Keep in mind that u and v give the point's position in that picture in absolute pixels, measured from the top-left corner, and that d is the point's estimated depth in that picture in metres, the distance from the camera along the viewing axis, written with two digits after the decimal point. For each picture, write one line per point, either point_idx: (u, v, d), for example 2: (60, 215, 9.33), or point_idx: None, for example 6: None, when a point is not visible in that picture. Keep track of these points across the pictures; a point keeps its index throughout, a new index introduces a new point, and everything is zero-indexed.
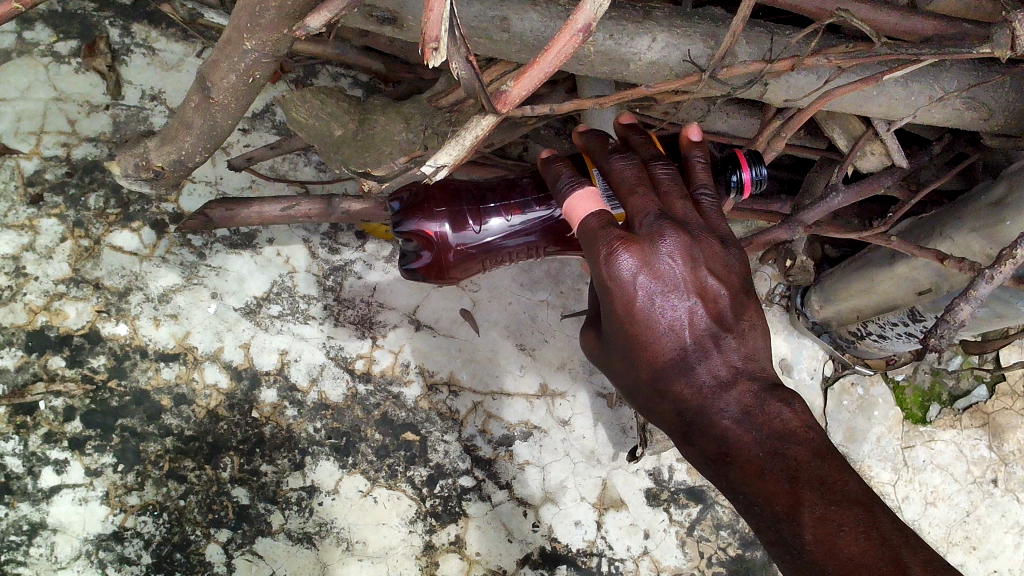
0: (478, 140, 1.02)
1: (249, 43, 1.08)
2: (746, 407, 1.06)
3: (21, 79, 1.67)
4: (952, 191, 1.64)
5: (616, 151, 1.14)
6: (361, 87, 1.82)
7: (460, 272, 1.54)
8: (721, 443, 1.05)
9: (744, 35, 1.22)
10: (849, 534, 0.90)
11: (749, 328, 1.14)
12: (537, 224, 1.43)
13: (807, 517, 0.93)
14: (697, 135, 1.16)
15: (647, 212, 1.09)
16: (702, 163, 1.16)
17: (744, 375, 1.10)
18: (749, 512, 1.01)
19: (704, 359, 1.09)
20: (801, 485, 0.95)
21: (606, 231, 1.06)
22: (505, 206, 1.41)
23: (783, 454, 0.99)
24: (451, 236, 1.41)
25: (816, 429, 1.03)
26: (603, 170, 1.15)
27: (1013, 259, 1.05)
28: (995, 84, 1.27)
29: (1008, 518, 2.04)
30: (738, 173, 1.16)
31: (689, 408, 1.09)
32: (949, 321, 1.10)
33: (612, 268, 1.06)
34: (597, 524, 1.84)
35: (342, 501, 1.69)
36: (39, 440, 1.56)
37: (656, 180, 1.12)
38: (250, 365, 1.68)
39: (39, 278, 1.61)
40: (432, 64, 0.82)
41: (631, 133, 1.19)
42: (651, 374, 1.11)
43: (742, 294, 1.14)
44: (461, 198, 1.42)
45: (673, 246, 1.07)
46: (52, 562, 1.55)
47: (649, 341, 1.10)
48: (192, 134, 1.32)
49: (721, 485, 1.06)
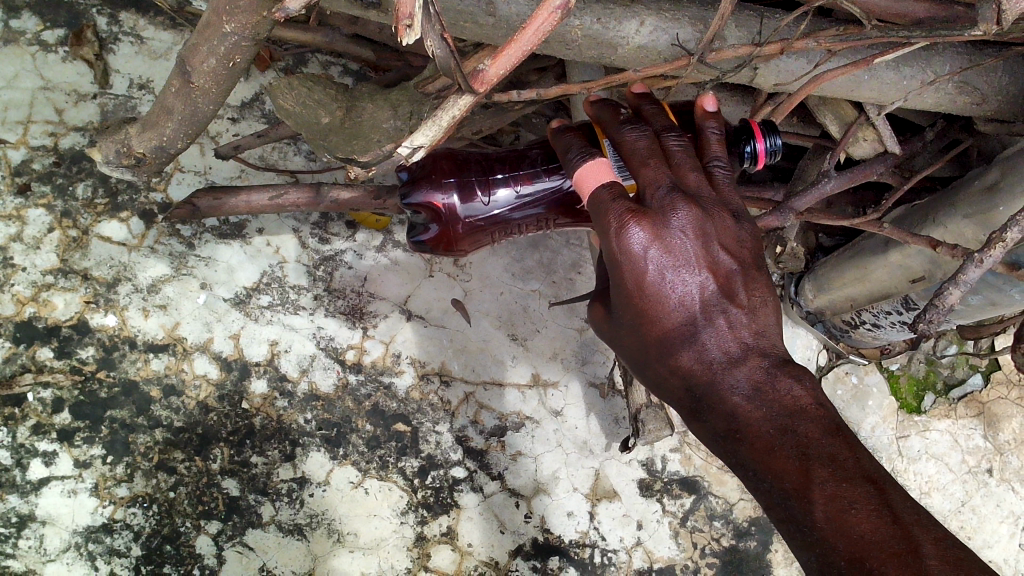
0: (455, 121, 1.00)
1: (229, 26, 1.07)
2: (756, 383, 1.03)
3: (8, 69, 1.66)
4: (945, 177, 1.62)
5: (628, 122, 1.11)
6: (352, 76, 1.83)
7: (468, 244, 1.50)
8: (731, 419, 1.02)
9: (733, 18, 1.21)
10: (860, 511, 0.86)
11: (761, 304, 1.10)
12: (547, 195, 1.39)
13: (817, 495, 0.89)
14: (713, 106, 1.12)
15: (659, 184, 1.06)
16: (716, 135, 1.12)
17: (754, 351, 1.06)
18: (758, 489, 0.98)
19: (715, 334, 1.06)
20: (811, 462, 0.92)
21: (617, 204, 1.02)
22: (513, 177, 1.37)
23: (794, 431, 0.97)
24: (459, 207, 1.38)
25: (827, 407, 1.00)
26: (614, 141, 1.12)
27: (1003, 243, 1.00)
28: (988, 68, 1.25)
29: (1003, 508, 2.02)
30: (751, 144, 1.14)
31: (699, 384, 1.06)
32: (938, 306, 1.03)
33: (622, 242, 1.02)
34: (590, 515, 1.83)
35: (333, 492, 1.68)
36: (28, 431, 1.54)
37: (669, 153, 1.09)
38: (240, 355, 1.67)
39: (26, 268, 1.59)
40: (406, 40, 0.82)
41: (643, 102, 1.15)
42: (659, 350, 1.08)
43: (754, 270, 1.10)
44: (470, 169, 1.39)
45: (685, 219, 1.04)
46: (40, 554, 1.53)
47: (658, 317, 1.06)
48: (173, 119, 1.31)
49: (731, 462, 1.03)
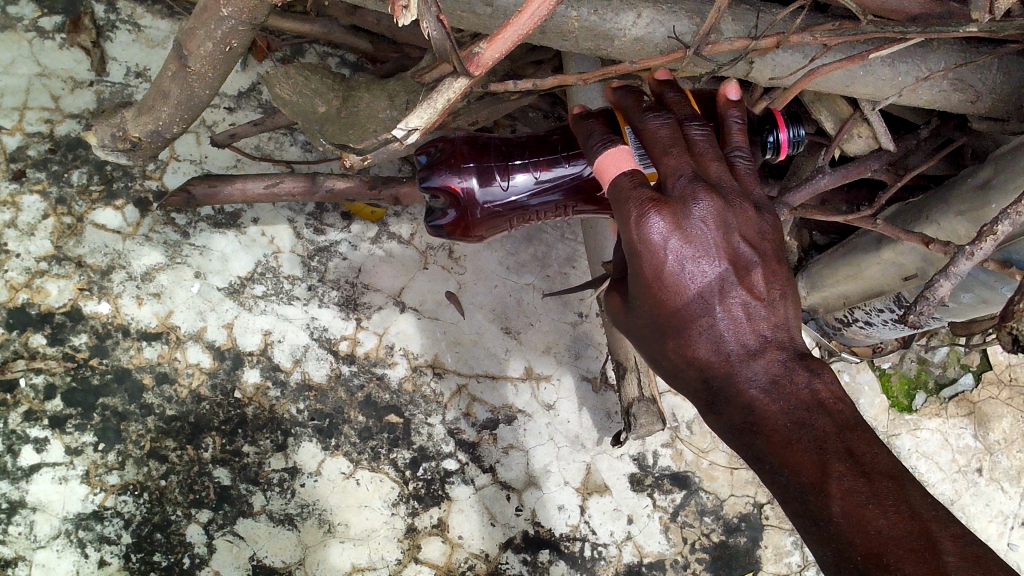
0: (449, 104, 1.00)
1: (226, 10, 1.07)
2: (774, 376, 0.97)
3: (4, 55, 1.66)
4: (938, 175, 1.62)
5: (650, 109, 1.03)
6: (349, 67, 1.83)
7: (487, 230, 1.45)
8: (747, 412, 0.96)
9: (729, 12, 1.21)
10: (878, 507, 0.83)
11: (780, 296, 1.02)
12: (565, 182, 1.33)
13: (835, 489, 0.85)
14: (736, 94, 1.04)
15: (681, 173, 0.98)
16: (739, 124, 1.04)
17: (772, 345, 1.00)
18: (771, 484, 0.93)
19: (733, 327, 0.99)
20: (829, 456, 0.88)
21: (638, 192, 0.95)
22: (533, 163, 1.33)
23: (811, 425, 0.92)
24: (477, 192, 1.34)
25: (845, 401, 0.95)
26: (634, 129, 1.04)
27: (994, 236, 1.01)
28: (983, 65, 1.26)
29: (992, 507, 2.03)
30: (774, 134, 1.10)
31: (715, 377, 0.99)
32: (929, 298, 1.02)
33: (642, 231, 0.96)
34: (581, 509, 1.83)
35: (325, 482, 1.68)
36: (19, 418, 1.54)
37: (691, 142, 1.01)
38: (233, 345, 1.67)
39: (20, 255, 1.59)
40: (402, 23, 0.84)
41: (667, 90, 1.07)
42: (675, 341, 1.01)
43: (774, 261, 1.03)
44: (489, 154, 1.35)
45: (706, 209, 0.97)
46: (30, 541, 1.52)
47: (674, 306, 0.99)
48: (169, 104, 1.31)
49: (744, 455, 0.98)
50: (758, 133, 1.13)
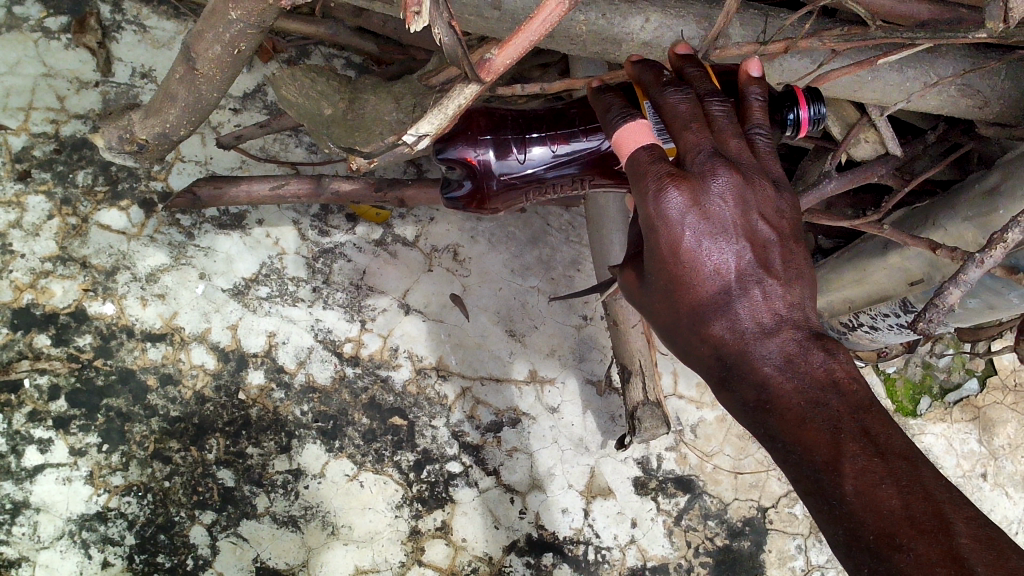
0: (460, 110, 0.99)
1: (234, 13, 1.07)
2: (789, 355, 0.97)
3: (10, 55, 1.65)
4: (946, 181, 1.62)
5: (671, 83, 1.01)
6: (354, 68, 1.84)
7: (502, 204, 1.44)
8: (761, 390, 0.96)
9: (738, 17, 1.21)
10: (891, 487, 0.82)
11: (796, 277, 1.02)
12: (582, 155, 1.33)
13: (848, 468, 0.85)
14: (758, 70, 1.03)
15: (701, 148, 0.98)
16: (759, 101, 1.04)
17: (788, 324, 0.99)
18: (785, 463, 0.93)
19: (749, 304, 0.98)
20: (843, 436, 0.88)
21: (656, 166, 0.94)
22: (551, 135, 1.33)
23: (825, 405, 0.91)
24: (494, 164, 1.33)
25: (861, 382, 0.95)
26: (652, 104, 1.02)
27: (1004, 243, 1.00)
28: (991, 72, 1.26)
29: (996, 512, 2.02)
30: (796, 111, 1.05)
31: (730, 354, 0.99)
32: (938, 305, 1.01)
33: (661, 206, 0.95)
34: (585, 512, 1.83)
35: (329, 484, 1.67)
36: (23, 418, 1.54)
37: (711, 118, 1.00)
38: (237, 346, 1.67)
39: (25, 256, 1.59)
40: (414, 28, 0.85)
41: (688, 65, 1.05)
42: (690, 319, 1.00)
43: (791, 240, 1.03)
44: (506, 126, 1.34)
45: (725, 185, 0.97)
46: (34, 541, 1.52)
47: (690, 283, 0.98)
48: (177, 106, 1.31)
49: (757, 434, 0.97)
50: (779, 110, 1.09)
